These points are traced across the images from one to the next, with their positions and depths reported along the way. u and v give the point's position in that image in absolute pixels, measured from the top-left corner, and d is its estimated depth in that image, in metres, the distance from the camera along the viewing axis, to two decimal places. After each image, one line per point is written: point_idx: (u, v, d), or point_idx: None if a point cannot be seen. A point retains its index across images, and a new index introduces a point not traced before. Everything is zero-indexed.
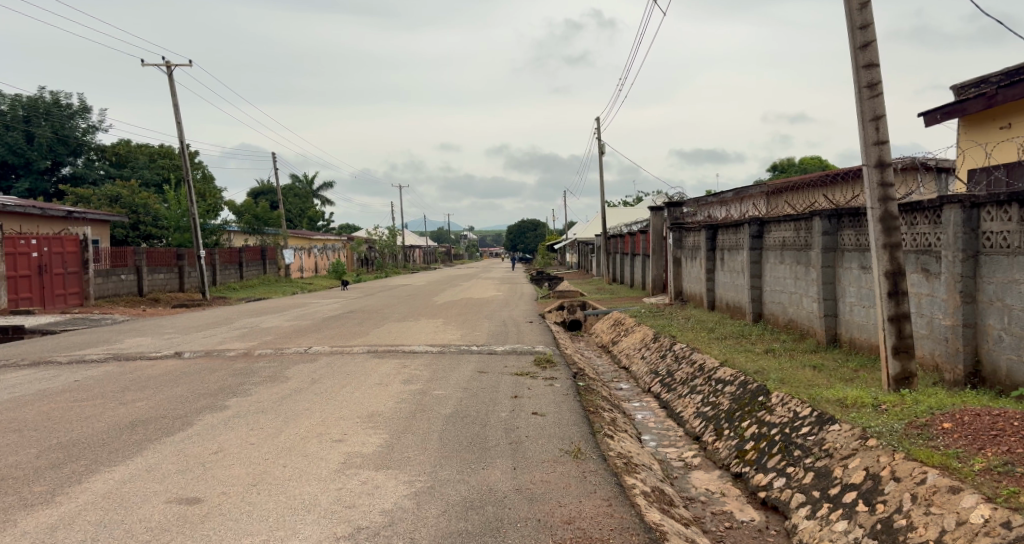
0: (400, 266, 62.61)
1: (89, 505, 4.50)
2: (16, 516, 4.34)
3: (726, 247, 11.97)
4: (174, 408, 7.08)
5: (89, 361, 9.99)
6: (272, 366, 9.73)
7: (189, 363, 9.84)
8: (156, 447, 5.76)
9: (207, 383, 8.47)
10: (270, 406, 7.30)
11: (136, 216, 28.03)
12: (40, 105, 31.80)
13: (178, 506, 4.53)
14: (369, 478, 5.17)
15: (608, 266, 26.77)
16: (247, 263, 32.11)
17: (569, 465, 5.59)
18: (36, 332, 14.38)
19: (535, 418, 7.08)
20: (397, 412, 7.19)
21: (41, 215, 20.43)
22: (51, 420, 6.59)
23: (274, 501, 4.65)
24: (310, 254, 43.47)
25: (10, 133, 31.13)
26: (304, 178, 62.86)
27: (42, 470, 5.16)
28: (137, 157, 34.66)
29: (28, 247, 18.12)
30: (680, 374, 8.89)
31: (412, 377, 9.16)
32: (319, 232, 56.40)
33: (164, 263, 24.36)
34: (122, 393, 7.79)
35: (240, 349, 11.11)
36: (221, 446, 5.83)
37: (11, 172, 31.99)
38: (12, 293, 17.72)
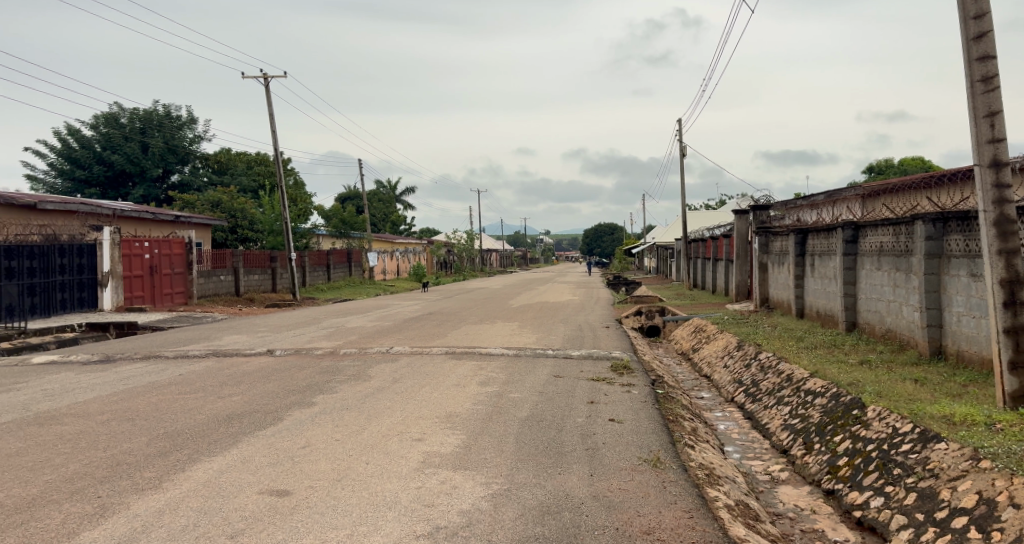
0: (477, 270, 63.36)
1: (192, 492, 4.72)
2: (129, 500, 4.58)
3: (817, 252, 11.47)
4: (264, 403, 7.34)
5: (191, 357, 10.50)
6: (356, 364, 10.00)
7: (280, 361, 10.23)
8: (249, 440, 5.98)
9: (296, 379, 8.78)
10: (354, 403, 7.49)
11: (235, 219, 29.31)
12: (154, 118, 34.36)
13: (270, 497, 4.68)
14: (448, 478, 5.21)
15: (688, 271, 26.19)
16: (334, 265, 33.30)
17: (648, 474, 5.45)
18: (146, 329, 15.36)
19: (612, 425, 6.97)
20: (473, 414, 7.20)
21: (154, 220, 21.78)
22: (157, 411, 6.96)
23: (358, 497, 4.75)
24: (391, 257, 44.77)
25: (129, 144, 33.70)
26: (387, 185, 64.65)
27: (151, 457, 5.47)
28: (237, 165, 36.58)
29: (142, 248, 19.38)
30: (766, 384, 8.57)
31: (487, 379, 9.17)
32: (400, 236, 57.82)
33: (259, 264, 25.59)
34: (219, 387, 8.17)
35: (327, 348, 11.47)
36: (309, 441, 6.02)
37: (128, 180, 34.26)
38: (128, 292, 18.93)
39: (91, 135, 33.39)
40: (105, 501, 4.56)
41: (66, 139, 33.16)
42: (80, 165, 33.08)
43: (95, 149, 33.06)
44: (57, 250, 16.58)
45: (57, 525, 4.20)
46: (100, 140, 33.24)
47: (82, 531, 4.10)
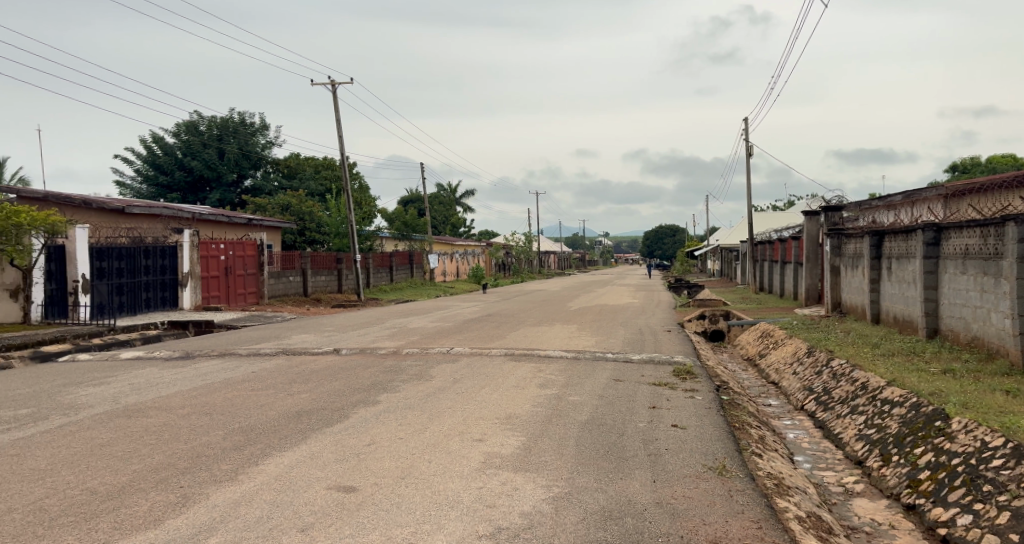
0: (536, 272, 63.36)
1: (265, 486, 4.85)
2: (208, 490, 4.74)
3: (894, 255, 10.98)
4: (331, 401, 7.50)
5: (263, 355, 10.85)
6: (419, 364, 10.12)
7: (346, 359, 10.45)
8: (317, 436, 6.11)
9: (361, 378, 8.95)
10: (417, 402, 7.57)
11: (304, 223, 30.28)
12: (230, 125, 35.84)
13: (338, 493, 4.76)
14: (509, 480, 5.19)
15: (755, 275, 25.51)
16: (396, 267, 33.88)
17: (713, 482, 5.30)
18: (222, 327, 15.98)
19: (675, 430, 6.82)
20: (533, 416, 7.17)
21: (229, 223, 22.66)
22: (231, 406, 7.21)
23: (421, 495, 4.78)
24: (451, 259, 45.24)
25: (207, 150, 35.20)
26: (448, 188, 65.41)
27: (227, 450, 5.65)
28: (305, 169, 37.66)
29: (218, 250, 20.18)
30: (838, 392, 8.25)
31: (547, 382, 9.12)
32: (460, 238, 58.38)
33: (326, 266, 26.24)
34: (289, 385, 8.40)
35: (390, 348, 11.65)
36: (374, 438, 6.11)
37: (206, 186, 35.76)
38: (205, 292, 19.73)
39: (174, 143, 35.23)
40: (187, 491, 4.73)
41: (151, 147, 35.02)
42: (164, 171, 34.93)
43: (177, 156, 34.81)
44: (142, 252, 17.46)
45: (144, 512, 4.37)
46: (182, 147, 34.99)
47: (166, 519, 4.26)
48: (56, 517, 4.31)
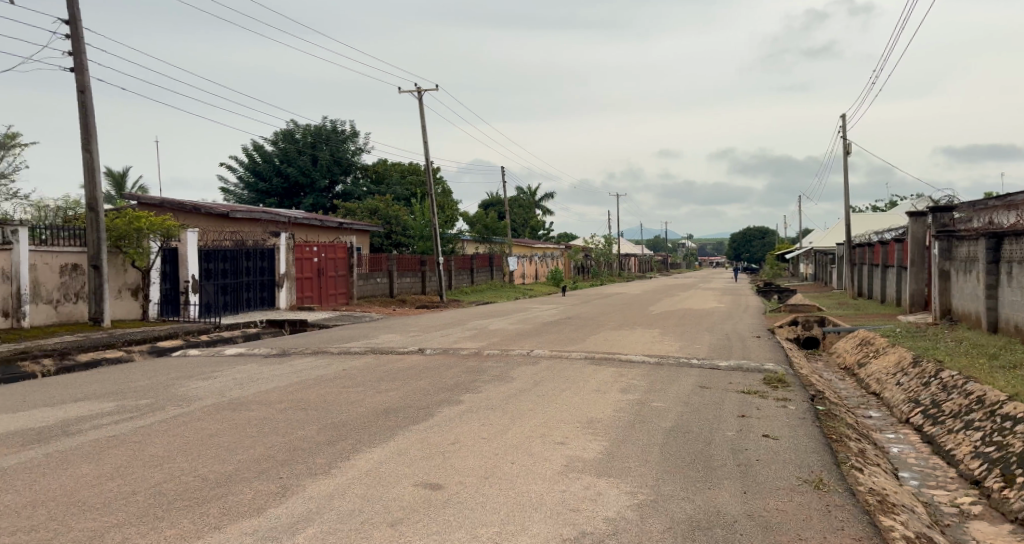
0: (617, 275, 62.65)
1: (356, 480, 4.94)
2: (305, 482, 4.88)
3: (1015, 259, 10.16)
4: (417, 399, 7.60)
5: (352, 353, 11.16)
6: (500, 366, 10.15)
7: (430, 359, 10.60)
8: (404, 434, 6.19)
9: (444, 378, 9.04)
10: (500, 403, 7.57)
11: (391, 226, 31.06)
12: (323, 132, 37.37)
13: (424, 490, 4.79)
14: (592, 484, 5.07)
15: (852, 279, 24.26)
16: (476, 269, 34.26)
17: (809, 496, 5.01)
18: (315, 326, 16.59)
19: (766, 441, 6.52)
20: (615, 421, 7.01)
21: (321, 227, 23.52)
22: (323, 402, 7.43)
23: (505, 496, 4.74)
24: (530, 262, 45.37)
25: (302, 157, 36.77)
26: (529, 191, 65.69)
27: (321, 444, 5.81)
28: (392, 174, 38.59)
29: (311, 253, 20.98)
30: (950, 406, 7.67)
31: (629, 387, 8.93)
32: (540, 240, 58.49)
33: (410, 268, 26.82)
34: (377, 383, 8.58)
35: (472, 349, 11.75)
36: (458, 438, 6.13)
37: (300, 191, 37.26)
38: (299, 292, 20.54)
39: (272, 151, 37.10)
40: (286, 482, 4.88)
41: (252, 155, 36.94)
42: (263, 178, 36.84)
43: (275, 163, 36.61)
44: (244, 254, 18.38)
45: (248, 500, 4.54)
46: (279, 155, 36.79)
47: (268, 508, 4.40)
48: (172, 502, 4.56)
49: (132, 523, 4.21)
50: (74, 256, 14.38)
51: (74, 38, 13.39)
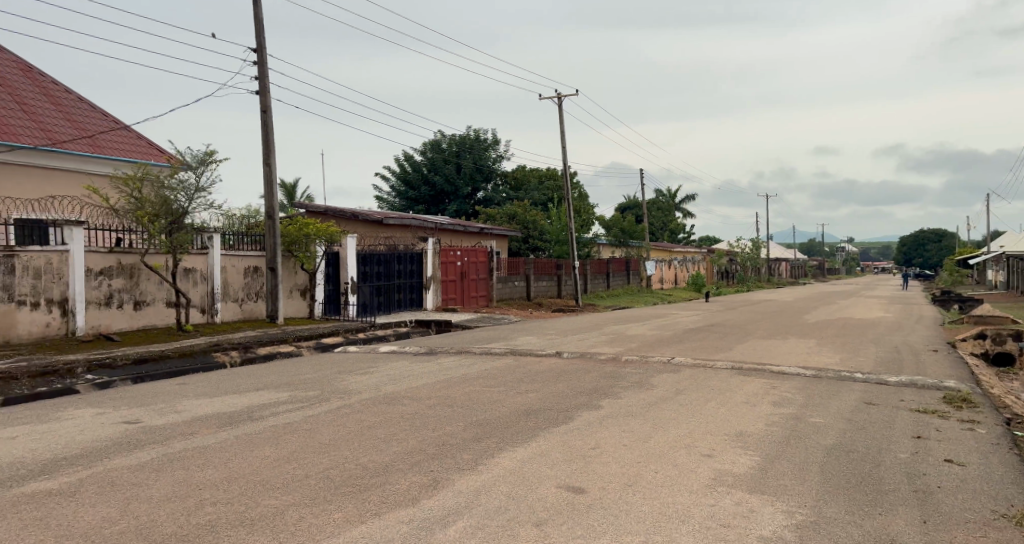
0: (766, 282, 59.42)
1: (500, 478, 4.91)
2: (454, 476, 4.93)
3: None
4: (557, 402, 7.51)
5: (492, 354, 11.30)
6: (640, 372, 9.84)
7: (568, 363, 10.49)
8: (545, 435, 6.11)
9: (583, 382, 8.88)
10: (641, 410, 7.30)
11: (528, 231, 31.34)
12: (467, 141, 38.61)
13: (567, 492, 4.67)
14: (744, 500, 4.70)
15: None
16: (613, 273, 33.87)
17: (1008, 533, 4.33)
18: (458, 327, 17.08)
19: (949, 467, 5.75)
20: (766, 435, 6.51)
21: (464, 232, 24.18)
22: (466, 400, 7.53)
23: (650, 505, 4.50)
24: (671, 266, 44.17)
25: (447, 166, 38.18)
26: (671, 194, 64.06)
27: (467, 441, 5.87)
28: (530, 180, 38.76)
29: (454, 257, 21.62)
30: None
31: (782, 400, 8.29)
32: (682, 244, 56.82)
33: (547, 271, 26.99)
34: (517, 384, 8.59)
35: (611, 354, 11.50)
36: (599, 442, 5.95)
37: (445, 198, 38.72)
38: (444, 295, 21.19)
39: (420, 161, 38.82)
40: (436, 475, 4.95)
41: (404, 165, 38.85)
42: (412, 186, 38.74)
43: (423, 172, 38.29)
44: (396, 258, 19.25)
45: (402, 490, 4.65)
46: (428, 164, 38.41)
47: (421, 499, 4.48)
48: (337, 487, 4.79)
49: (304, 504, 4.46)
50: (255, 260, 15.75)
51: (262, 63, 14.64)
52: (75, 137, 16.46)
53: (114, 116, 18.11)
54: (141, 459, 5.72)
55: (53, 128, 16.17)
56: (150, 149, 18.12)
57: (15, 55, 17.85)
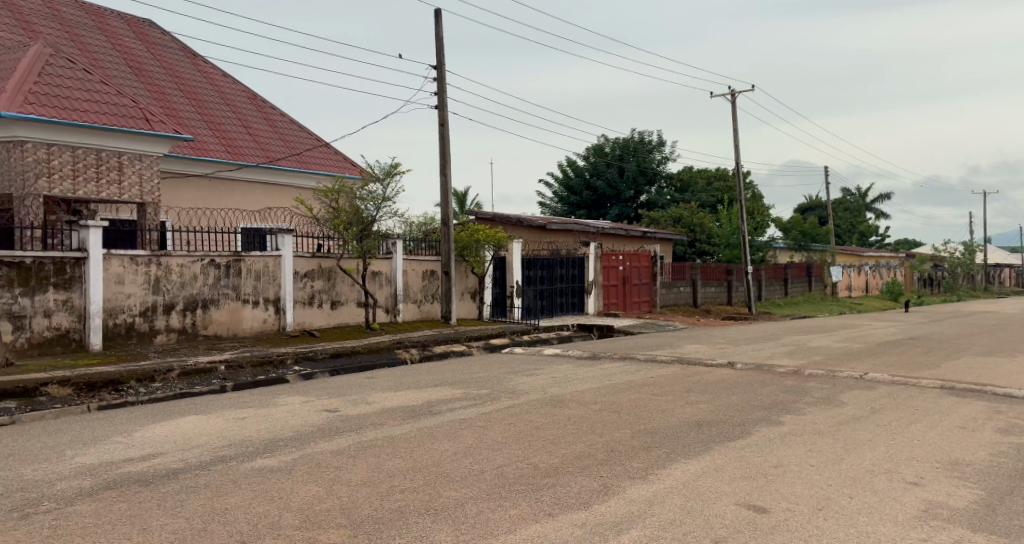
0: (979, 290, 52.56)
1: (675, 490, 4.79)
2: (627, 484, 4.89)
3: None
4: (732, 415, 7.18)
5: (660, 362, 11.03)
6: (825, 387, 9.11)
7: (742, 374, 9.98)
8: (721, 449, 5.87)
9: (760, 395, 8.39)
10: (829, 429, 6.75)
11: (694, 234, 30.35)
12: (631, 144, 38.10)
13: (748, 511, 4.44)
14: (963, 538, 4.18)
15: None
16: (792, 279, 31.78)
17: None
18: (623, 332, 16.94)
19: None
20: (989, 466, 5.74)
21: (628, 236, 23.89)
22: (635, 408, 7.43)
23: (845, 532, 4.15)
24: (860, 273, 40.53)
25: (609, 169, 37.97)
26: (861, 194, 58.80)
27: (638, 449, 5.78)
28: (698, 182, 37.52)
29: (617, 261, 21.46)
30: None
31: (1006, 428, 7.26)
32: (874, 248, 51.97)
33: (715, 277, 25.99)
34: (688, 394, 8.33)
35: (791, 367, 10.76)
36: (782, 461, 5.60)
37: (607, 202, 38.56)
38: (605, 299, 21.06)
39: (583, 166, 39.04)
40: (608, 481, 4.94)
41: (565, 171, 39.28)
42: (574, 191, 38.99)
43: (586, 177, 38.49)
44: (558, 262, 19.47)
45: (575, 494, 4.69)
46: (590, 169, 38.59)
47: (593, 504, 4.48)
48: (512, 484, 4.94)
49: (482, 498, 4.65)
50: (431, 263, 16.69)
51: (440, 77, 15.48)
52: (286, 154, 18.46)
53: (318, 134, 20.13)
54: (339, 444, 6.29)
55: (270, 148, 18.25)
56: (346, 164, 19.88)
57: (244, 86, 20.47)
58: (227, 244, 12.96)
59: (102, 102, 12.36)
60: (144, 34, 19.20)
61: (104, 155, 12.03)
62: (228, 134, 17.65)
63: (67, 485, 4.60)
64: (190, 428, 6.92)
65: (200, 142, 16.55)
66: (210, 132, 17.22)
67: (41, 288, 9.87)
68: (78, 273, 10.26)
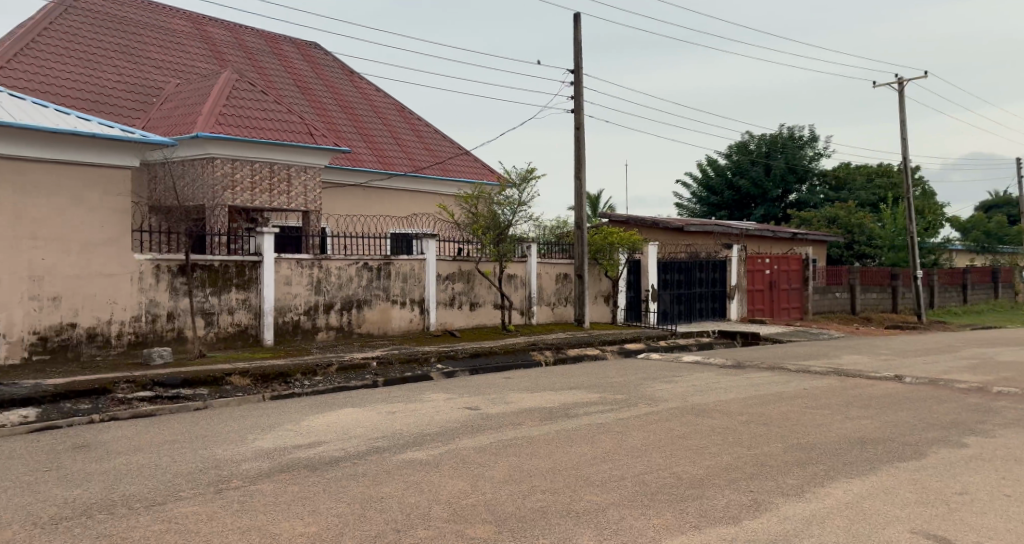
0: None
1: (837, 511, 4.52)
2: (779, 500, 4.68)
3: None
4: (900, 434, 6.64)
5: (815, 373, 10.41)
6: (1016, 408, 8.16)
7: (912, 390, 9.18)
8: (890, 470, 5.45)
9: (935, 414, 7.68)
10: (1021, 456, 6.06)
11: (851, 235, 28.24)
12: (779, 141, 36.26)
13: (923, 540, 4.10)
14: None
15: None
16: (971, 285, 28.61)
17: None
18: (770, 340, 16.14)
19: None
20: None
21: (775, 238, 22.72)
22: (789, 421, 7.07)
23: None
24: None
25: (754, 168, 36.35)
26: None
27: (793, 464, 5.51)
28: (857, 178, 34.76)
29: (763, 265, 20.51)
30: None
31: None
32: None
33: (877, 282, 24.08)
34: (848, 408, 7.80)
35: (972, 383, 9.74)
36: (964, 488, 5.10)
37: (752, 202, 36.93)
38: (750, 305, 20.16)
39: (726, 165, 37.61)
40: (758, 496, 4.75)
41: (705, 170, 37.99)
42: (715, 191, 37.63)
43: (728, 176, 37.05)
44: (697, 265, 18.86)
45: (723, 507, 4.56)
46: (732, 167, 37.14)
47: (744, 519, 4.34)
48: (657, 493, 4.89)
49: (626, 505, 4.64)
50: (566, 266, 16.80)
51: (579, 82, 15.56)
52: (430, 163, 19.35)
53: (460, 143, 20.94)
54: (482, 442, 6.52)
55: (416, 157, 19.22)
56: (486, 171, 20.50)
57: (395, 100, 21.69)
58: (378, 248, 13.78)
59: (275, 119, 13.57)
60: (311, 56, 20.90)
61: (275, 167, 13.27)
62: (379, 145, 18.77)
63: (250, 466, 5.13)
64: (350, 419, 7.46)
65: (356, 153, 17.72)
66: (364, 144, 18.38)
67: (226, 288, 11.05)
68: (254, 276, 11.38)
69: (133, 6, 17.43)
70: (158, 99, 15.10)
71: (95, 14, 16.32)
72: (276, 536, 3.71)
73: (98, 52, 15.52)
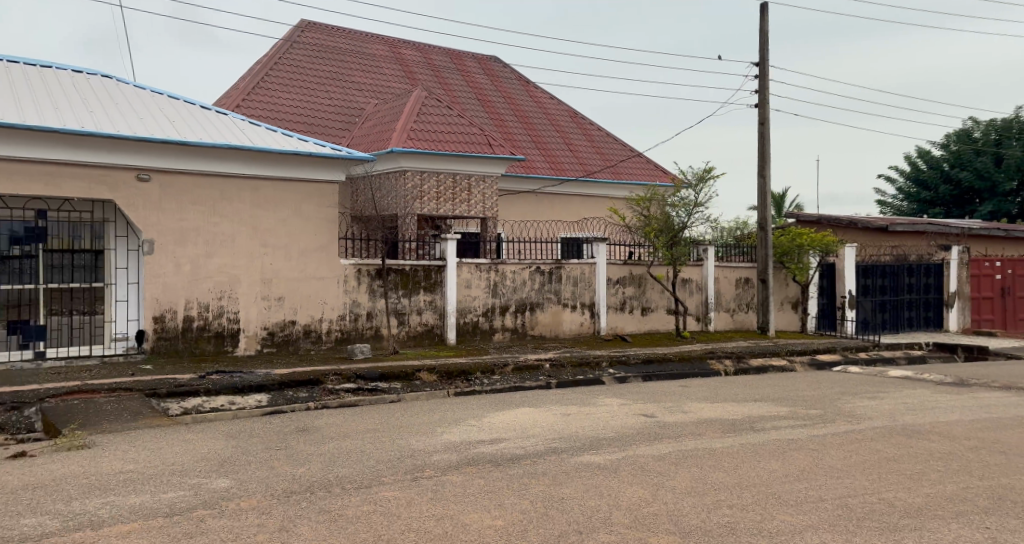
0: None
1: None
2: None
3: None
4: None
5: None
6: None
7: None
8: None
9: None
10: None
11: None
12: (1013, 126, 31.58)
13: None
14: None
15: None
16: None
17: None
18: (1001, 355, 14.07)
19: None
20: None
21: None
22: None
23: None
24: None
25: (979, 158, 32.08)
26: None
27: None
28: None
29: (993, 269, 18.06)
30: None
31: None
32: None
33: None
34: None
35: None
36: None
37: (976, 196, 32.70)
38: (976, 314, 17.84)
39: (942, 156, 33.64)
40: (997, 535, 4.09)
41: (916, 163, 34.30)
42: (928, 186, 33.79)
43: (945, 168, 33.14)
44: (906, 269, 17.07)
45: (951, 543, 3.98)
46: (950, 159, 33.23)
47: None
48: (866, 519, 4.38)
49: (828, 529, 4.21)
50: (746, 271, 15.90)
51: (765, 75, 14.66)
52: (602, 167, 19.26)
53: (631, 145, 20.66)
54: (661, 450, 6.27)
55: (587, 161, 19.23)
56: (659, 174, 20.02)
57: (567, 105, 21.88)
58: (551, 251, 13.91)
59: (458, 131, 14.19)
60: (491, 69, 21.68)
61: (458, 177, 13.87)
62: (552, 151, 19.00)
63: (440, 457, 5.33)
64: (526, 418, 7.56)
65: (530, 160, 18.06)
66: (537, 151, 18.71)
67: (415, 290, 11.70)
68: (439, 279, 11.95)
69: (340, 35, 19.08)
70: (360, 119, 16.45)
71: (309, 44, 18.08)
72: (466, 526, 3.79)
73: (311, 78, 17.18)
